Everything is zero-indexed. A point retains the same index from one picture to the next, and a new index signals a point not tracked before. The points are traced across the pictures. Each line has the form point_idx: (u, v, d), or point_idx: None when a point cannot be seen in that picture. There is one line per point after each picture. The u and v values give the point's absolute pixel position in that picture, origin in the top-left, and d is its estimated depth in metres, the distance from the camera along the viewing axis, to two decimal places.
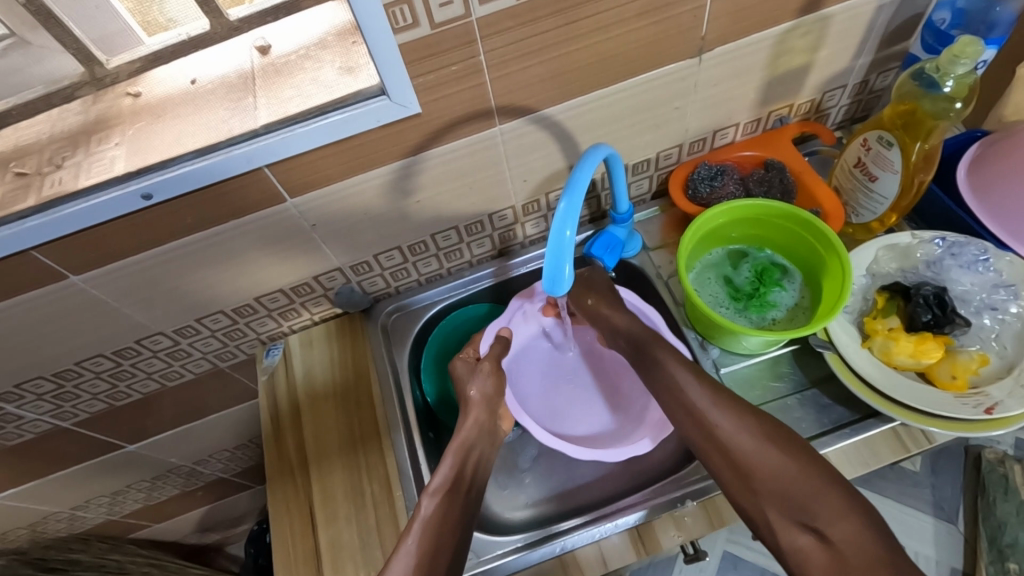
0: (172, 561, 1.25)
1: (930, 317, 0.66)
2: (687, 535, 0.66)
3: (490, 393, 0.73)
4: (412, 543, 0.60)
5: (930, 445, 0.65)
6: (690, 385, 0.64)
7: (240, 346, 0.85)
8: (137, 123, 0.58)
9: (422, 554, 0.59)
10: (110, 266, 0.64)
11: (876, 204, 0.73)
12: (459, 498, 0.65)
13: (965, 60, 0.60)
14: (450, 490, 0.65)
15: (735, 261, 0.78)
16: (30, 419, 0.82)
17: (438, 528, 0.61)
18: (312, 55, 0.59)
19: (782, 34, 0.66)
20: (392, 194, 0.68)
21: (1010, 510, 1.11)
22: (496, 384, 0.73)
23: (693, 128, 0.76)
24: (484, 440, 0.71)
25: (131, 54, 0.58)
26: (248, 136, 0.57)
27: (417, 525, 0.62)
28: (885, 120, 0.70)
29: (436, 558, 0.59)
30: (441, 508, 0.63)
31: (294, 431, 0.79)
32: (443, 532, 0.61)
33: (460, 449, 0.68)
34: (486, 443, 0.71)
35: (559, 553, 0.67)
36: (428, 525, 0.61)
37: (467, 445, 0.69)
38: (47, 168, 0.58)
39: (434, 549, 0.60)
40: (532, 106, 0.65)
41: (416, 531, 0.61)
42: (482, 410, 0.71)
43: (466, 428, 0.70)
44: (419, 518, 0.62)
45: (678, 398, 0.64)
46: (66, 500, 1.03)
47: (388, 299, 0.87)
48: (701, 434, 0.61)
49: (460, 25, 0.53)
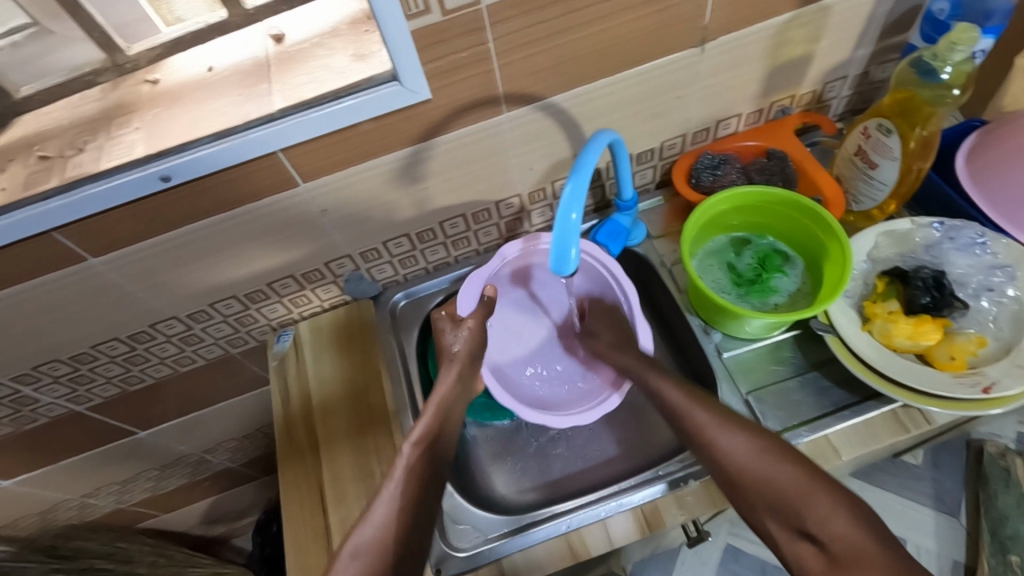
0: (180, 551, 1.28)
1: (928, 300, 0.68)
2: (690, 514, 0.68)
3: (472, 351, 0.75)
4: (387, 499, 0.62)
5: (929, 426, 0.66)
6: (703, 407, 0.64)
7: (251, 332, 0.86)
8: (156, 109, 0.60)
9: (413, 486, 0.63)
10: (129, 249, 0.66)
11: (876, 190, 0.74)
12: (433, 457, 0.66)
13: (962, 47, 0.62)
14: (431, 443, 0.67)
15: (737, 248, 0.79)
16: (45, 402, 0.84)
17: (421, 480, 0.64)
18: (324, 44, 0.61)
19: (782, 25, 0.68)
20: (402, 181, 0.70)
21: (1011, 502, 1.13)
22: (475, 362, 0.75)
23: (696, 118, 0.77)
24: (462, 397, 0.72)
25: (152, 42, 0.61)
26: (264, 121, 0.58)
27: (400, 471, 0.64)
28: (884, 108, 0.72)
29: (416, 505, 0.62)
30: (422, 457, 0.66)
31: (304, 415, 0.80)
32: (422, 479, 0.64)
33: (439, 411, 0.69)
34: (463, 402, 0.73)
35: (565, 531, 0.68)
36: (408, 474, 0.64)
37: (441, 400, 0.71)
38: (69, 151, 0.59)
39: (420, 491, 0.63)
40: (538, 94, 0.66)
41: (398, 478, 0.63)
42: (465, 366, 0.73)
43: (443, 387, 0.71)
44: (401, 465, 0.65)
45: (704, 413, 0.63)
46: (78, 487, 1.05)
47: (396, 287, 0.88)
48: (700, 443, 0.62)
49: (470, 12, 0.55)
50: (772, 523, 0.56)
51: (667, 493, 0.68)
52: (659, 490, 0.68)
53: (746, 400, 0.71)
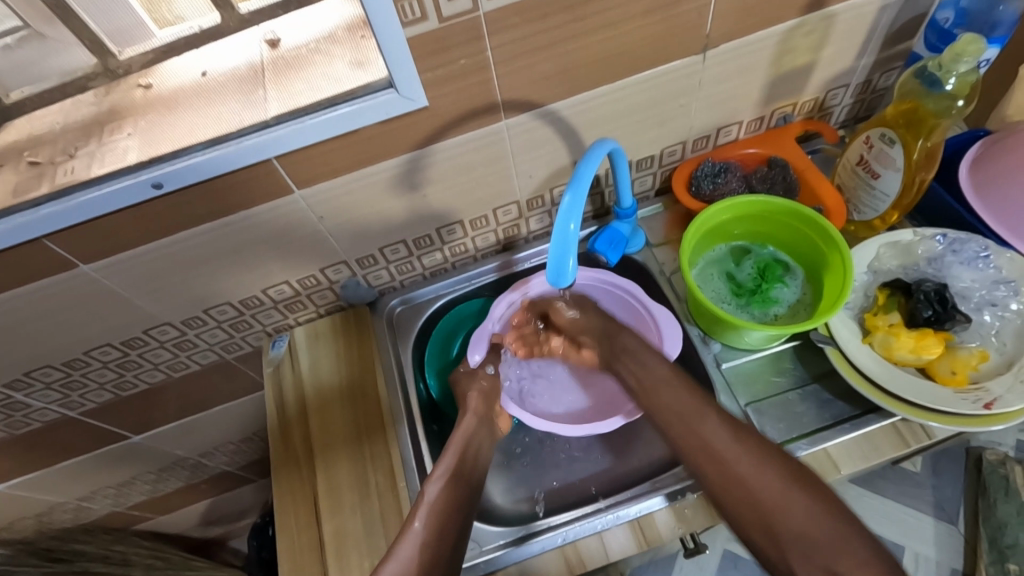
0: (177, 553, 1.27)
1: (930, 313, 0.66)
2: (687, 527, 0.67)
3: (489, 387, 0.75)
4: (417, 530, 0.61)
5: (930, 440, 0.65)
6: (735, 433, 0.59)
7: (246, 338, 0.85)
8: (150, 115, 0.59)
9: (437, 522, 0.62)
10: (120, 256, 0.65)
11: (878, 201, 0.73)
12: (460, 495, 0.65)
13: (967, 59, 0.61)
14: (456, 478, 0.66)
15: (737, 258, 0.79)
16: (38, 408, 0.83)
17: (445, 512, 0.62)
18: (322, 49, 0.60)
19: (785, 33, 0.67)
20: (400, 188, 0.69)
21: (1011, 511, 1.12)
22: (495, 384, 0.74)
23: (698, 125, 0.76)
24: (485, 431, 0.72)
25: (145, 46, 0.59)
26: (258, 128, 0.58)
27: (424, 509, 0.63)
28: (888, 118, 0.71)
29: (441, 540, 0.61)
30: (448, 492, 0.64)
31: (300, 422, 0.80)
32: (449, 514, 0.62)
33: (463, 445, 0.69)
34: (485, 435, 0.72)
35: (561, 543, 0.67)
36: (435, 509, 0.63)
37: (467, 436, 0.70)
38: (60, 157, 0.58)
39: (443, 527, 0.62)
40: (538, 101, 0.65)
41: (423, 513, 0.62)
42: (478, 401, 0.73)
43: (467, 418, 0.71)
44: (427, 500, 0.63)
45: (717, 438, 0.59)
46: (72, 490, 1.04)
47: (393, 293, 0.88)
48: (716, 463, 0.58)
49: (468, 20, 0.54)
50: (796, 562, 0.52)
51: (664, 507, 0.68)
52: (659, 502, 0.68)
53: (745, 412, 0.70)
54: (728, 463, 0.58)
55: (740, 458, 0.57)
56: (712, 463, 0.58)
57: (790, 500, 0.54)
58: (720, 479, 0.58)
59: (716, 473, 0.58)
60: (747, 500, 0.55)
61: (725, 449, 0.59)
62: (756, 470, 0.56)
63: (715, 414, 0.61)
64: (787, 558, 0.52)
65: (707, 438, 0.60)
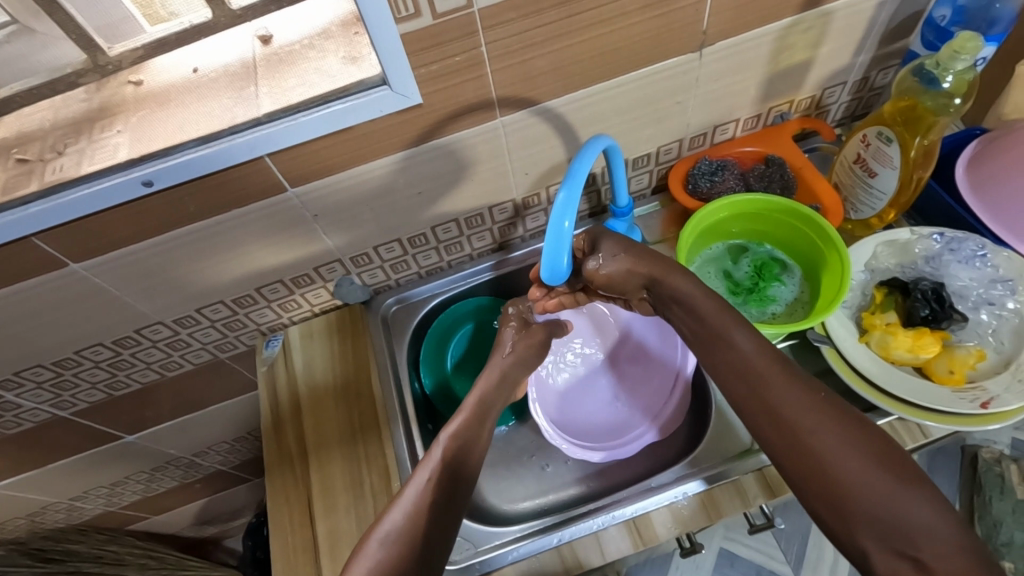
0: (171, 553, 1.26)
1: (927, 312, 0.67)
2: (684, 528, 0.66)
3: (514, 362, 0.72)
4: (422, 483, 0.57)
5: (926, 439, 0.65)
6: (807, 392, 0.51)
7: (240, 337, 0.85)
8: (141, 111, 0.58)
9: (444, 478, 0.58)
10: (109, 256, 0.64)
11: (875, 199, 0.73)
12: (465, 462, 0.60)
13: (965, 56, 0.60)
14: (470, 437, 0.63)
15: (734, 256, 0.78)
16: (29, 408, 0.82)
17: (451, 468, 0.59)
18: (315, 45, 0.60)
19: (782, 31, 0.67)
20: (394, 186, 0.69)
21: (1006, 509, 1.12)
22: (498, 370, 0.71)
23: (695, 122, 0.76)
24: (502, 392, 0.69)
25: (134, 42, 0.58)
26: (250, 125, 0.57)
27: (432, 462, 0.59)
28: (885, 116, 0.70)
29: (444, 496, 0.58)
30: (457, 450, 0.61)
31: (294, 421, 0.79)
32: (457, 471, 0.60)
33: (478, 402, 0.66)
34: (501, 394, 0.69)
35: (557, 544, 0.67)
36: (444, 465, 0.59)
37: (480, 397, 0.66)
38: (48, 154, 0.58)
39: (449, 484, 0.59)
40: (534, 98, 0.65)
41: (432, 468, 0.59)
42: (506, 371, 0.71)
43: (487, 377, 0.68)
44: (436, 456, 0.60)
45: (786, 397, 0.51)
46: (65, 490, 1.03)
47: (389, 291, 0.87)
48: (774, 420, 0.52)
49: (462, 16, 0.54)
50: (867, 537, 0.46)
51: (663, 506, 0.67)
52: (695, 486, 0.67)
53: None
54: (784, 417, 0.51)
55: (800, 409, 0.51)
56: (766, 414, 0.52)
57: (856, 466, 0.47)
58: (781, 432, 0.51)
59: (772, 429, 0.52)
60: (805, 456, 0.49)
61: (782, 405, 0.51)
62: (832, 433, 0.49)
63: (776, 373, 0.53)
64: (851, 527, 0.46)
65: (766, 393, 0.53)
